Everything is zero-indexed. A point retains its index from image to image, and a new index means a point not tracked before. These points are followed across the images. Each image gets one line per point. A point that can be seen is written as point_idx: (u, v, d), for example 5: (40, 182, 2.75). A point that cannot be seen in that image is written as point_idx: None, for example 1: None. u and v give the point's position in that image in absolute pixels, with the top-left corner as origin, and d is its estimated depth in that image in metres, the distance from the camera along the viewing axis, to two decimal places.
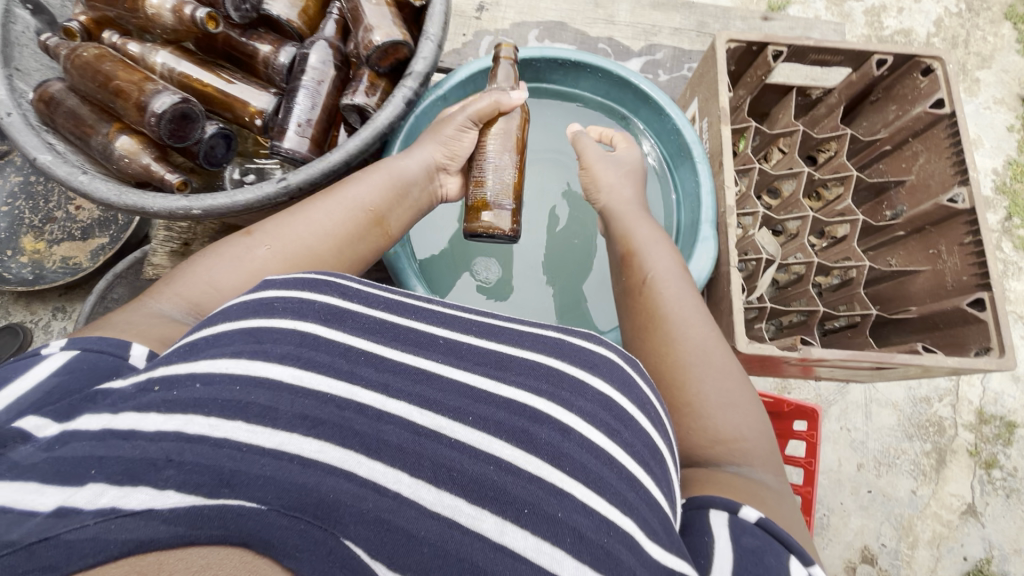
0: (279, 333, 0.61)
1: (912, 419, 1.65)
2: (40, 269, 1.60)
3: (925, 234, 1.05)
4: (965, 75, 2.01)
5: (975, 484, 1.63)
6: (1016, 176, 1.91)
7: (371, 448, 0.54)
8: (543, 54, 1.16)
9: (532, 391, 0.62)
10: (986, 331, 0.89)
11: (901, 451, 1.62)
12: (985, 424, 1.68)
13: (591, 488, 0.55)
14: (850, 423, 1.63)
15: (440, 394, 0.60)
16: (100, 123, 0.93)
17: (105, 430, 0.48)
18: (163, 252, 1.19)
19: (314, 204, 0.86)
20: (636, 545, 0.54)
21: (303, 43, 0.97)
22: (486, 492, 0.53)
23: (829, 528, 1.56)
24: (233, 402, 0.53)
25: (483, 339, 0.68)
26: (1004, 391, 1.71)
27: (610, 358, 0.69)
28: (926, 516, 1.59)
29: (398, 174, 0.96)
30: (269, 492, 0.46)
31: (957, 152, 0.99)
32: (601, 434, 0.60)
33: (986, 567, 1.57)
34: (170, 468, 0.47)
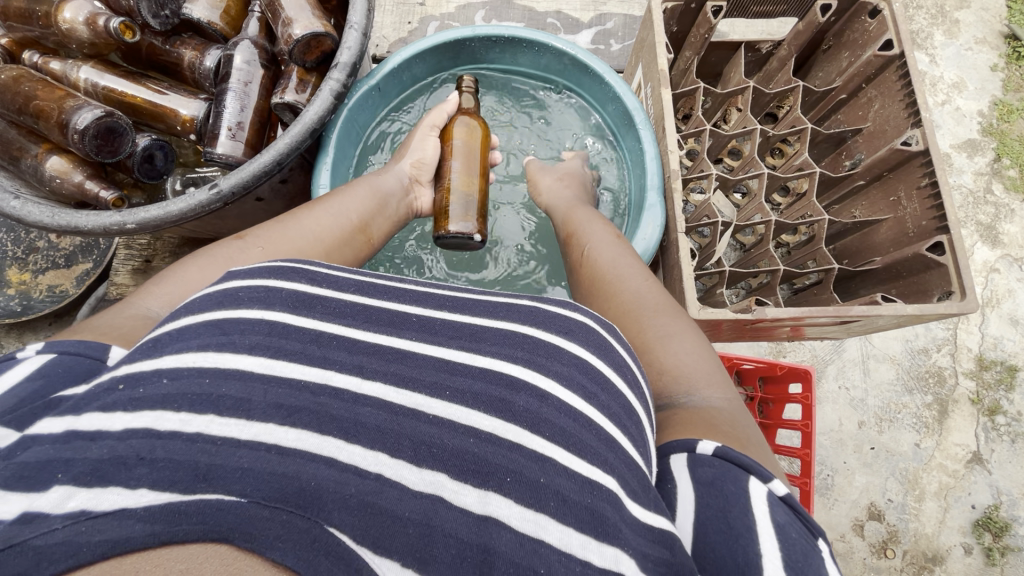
0: (246, 323, 0.53)
1: (911, 371, 1.63)
2: (28, 300, 1.60)
3: (885, 181, 1.02)
4: (944, 18, 1.95)
5: (979, 432, 1.61)
6: (1003, 116, 1.86)
7: (349, 432, 0.47)
8: (476, 33, 1.14)
9: (506, 359, 0.55)
10: (946, 276, 0.87)
11: (902, 406, 1.60)
12: (985, 370, 1.66)
13: (572, 452, 0.49)
14: (848, 381, 1.61)
15: (416, 371, 0.54)
16: (28, 145, 0.92)
17: (69, 432, 0.42)
18: (126, 270, 1.28)
19: (296, 213, 0.84)
20: (618, 502, 0.48)
21: (227, 45, 0.96)
22: (467, 465, 0.47)
23: (832, 489, 1.55)
24: (204, 396, 0.46)
25: (458, 315, 0.61)
26: (1003, 335, 1.68)
27: (587, 322, 0.61)
28: (932, 468, 1.57)
29: (378, 186, 0.96)
30: (248, 484, 0.40)
31: (909, 93, 0.97)
32: (579, 398, 0.53)
33: (996, 514, 1.56)
34: (141, 466, 0.40)
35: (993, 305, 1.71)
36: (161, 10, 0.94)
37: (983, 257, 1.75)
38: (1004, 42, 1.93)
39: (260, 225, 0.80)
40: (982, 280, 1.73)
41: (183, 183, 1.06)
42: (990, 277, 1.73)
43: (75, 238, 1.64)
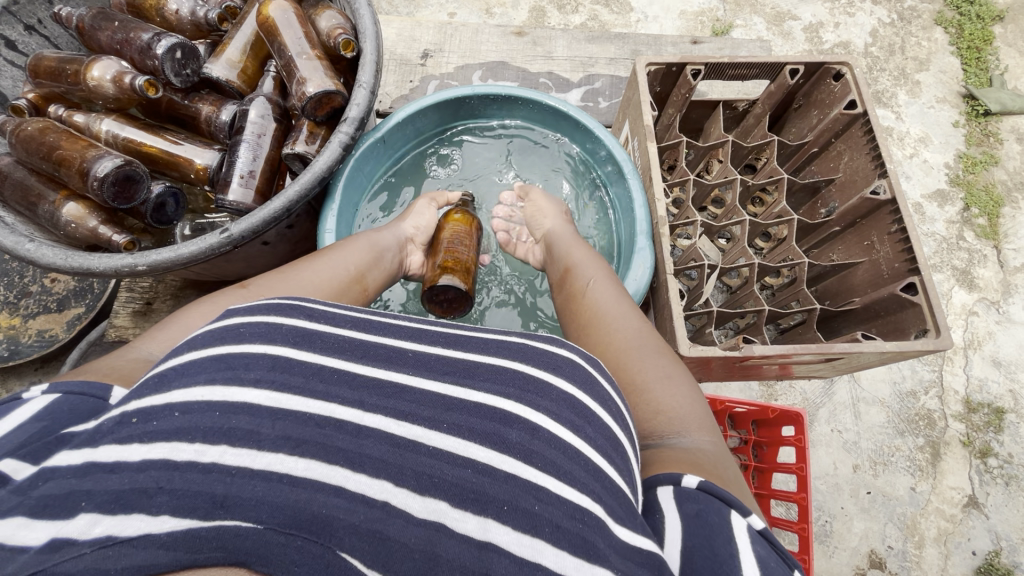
0: (250, 357, 0.54)
1: (901, 414, 1.64)
2: (16, 345, 1.58)
3: (859, 227, 1.08)
4: (906, 79, 2.10)
5: (973, 475, 1.61)
6: (968, 168, 1.98)
7: (355, 462, 0.48)
8: (475, 91, 1.21)
9: (499, 394, 0.57)
10: (921, 314, 0.91)
11: (895, 448, 1.61)
12: (974, 413, 1.68)
13: (563, 480, 0.51)
14: (840, 424, 1.62)
15: (415, 407, 0.55)
16: (46, 191, 0.95)
17: (88, 464, 0.44)
18: (125, 313, 1.29)
19: (297, 262, 0.88)
20: (605, 527, 0.50)
21: (243, 100, 1.01)
22: (467, 494, 0.49)
23: (832, 535, 1.52)
24: (217, 428, 0.47)
25: (453, 351, 0.63)
26: (987, 377, 1.72)
27: (573, 358, 0.63)
28: (929, 512, 1.56)
29: (376, 243, 1.00)
30: (264, 510, 0.43)
31: (874, 146, 1.04)
32: (568, 429, 0.56)
33: (997, 560, 1.54)
34: (162, 494, 0.43)
35: (975, 347, 1.75)
36: (183, 69, 0.99)
37: (962, 300, 1.81)
38: (963, 101, 2.08)
39: (260, 276, 0.83)
40: (962, 322, 1.78)
41: (191, 228, 1.09)
42: (971, 320, 1.78)
43: (70, 283, 1.65)
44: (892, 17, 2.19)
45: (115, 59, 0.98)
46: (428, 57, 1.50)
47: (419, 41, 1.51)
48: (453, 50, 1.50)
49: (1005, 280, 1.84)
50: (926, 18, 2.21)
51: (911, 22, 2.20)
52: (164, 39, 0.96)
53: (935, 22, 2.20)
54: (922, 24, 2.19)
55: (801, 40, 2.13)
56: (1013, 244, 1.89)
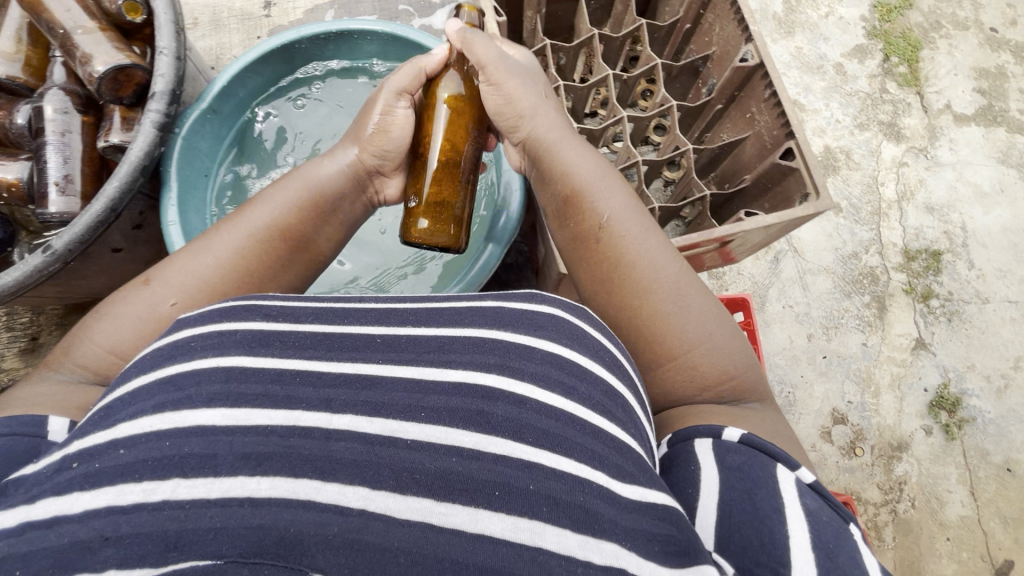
0: (202, 375, 0.67)
1: (846, 276, 1.81)
2: None
3: (738, 101, 1.22)
4: None
5: (918, 318, 1.82)
6: (883, 17, 2.02)
7: (325, 471, 0.60)
8: (300, 35, 1.43)
9: (482, 369, 0.73)
10: (802, 179, 1.05)
11: (844, 310, 1.79)
12: (913, 261, 1.86)
13: (558, 452, 0.66)
14: (792, 300, 1.77)
15: (386, 400, 0.69)
16: None
17: (24, 524, 0.53)
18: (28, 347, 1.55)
19: (220, 228, 0.95)
20: (608, 494, 0.65)
21: (34, 101, 1.25)
22: (454, 487, 0.61)
23: (796, 403, 1.70)
24: (165, 459, 0.58)
25: (459, 328, 0.79)
26: (923, 226, 1.89)
27: (556, 313, 0.81)
28: (881, 362, 1.77)
29: (312, 181, 1.03)
30: (222, 544, 0.52)
31: (736, 9, 1.17)
32: (558, 395, 0.72)
33: (947, 392, 1.78)
34: (107, 546, 0.52)
35: (911, 198, 1.90)
36: None
37: (891, 153, 1.93)
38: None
39: (164, 265, 0.90)
40: (894, 176, 1.91)
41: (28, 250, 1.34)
42: (904, 171, 1.92)
43: None
44: None
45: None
46: (272, 8, 1.82)
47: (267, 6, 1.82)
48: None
49: (930, 126, 1.96)
50: None
51: None
52: None
53: None
54: None
55: None
56: (934, 87, 2.00)
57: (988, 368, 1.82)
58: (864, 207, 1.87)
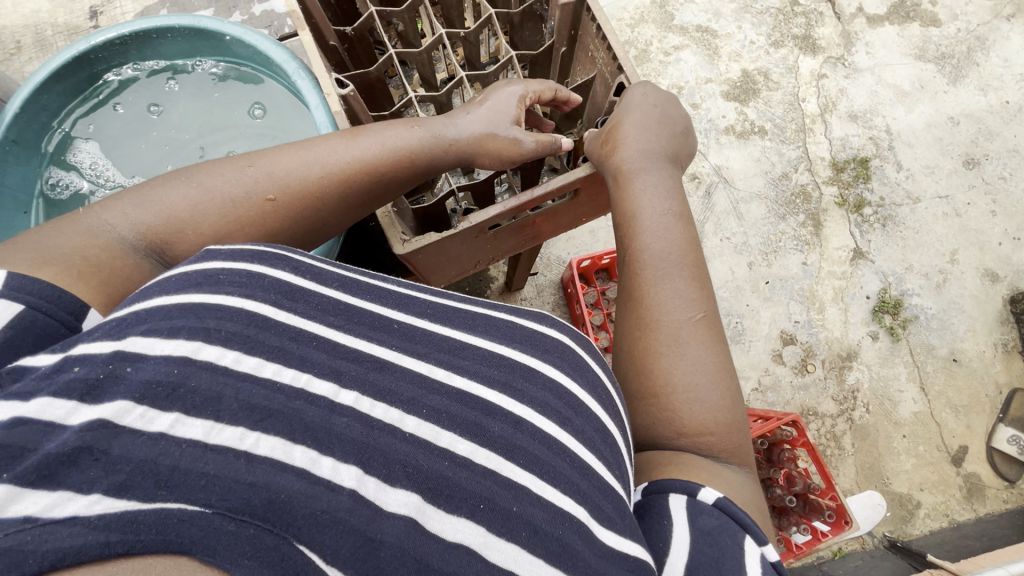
0: (303, 338, 0.75)
1: (777, 197, 2.63)
2: None
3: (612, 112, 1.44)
4: None
5: (855, 229, 2.63)
6: None
7: (322, 442, 0.65)
8: (89, 46, 1.68)
9: (483, 381, 0.83)
10: None
11: (781, 233, 2.58)
12: (841, 172, 2.70)
13: (544, 481, 0.75)
14: (727, 232, 2.55)
15: (393, 386, 0.76)
16: None
17: (16, 419, 0.56)
18: None
19: (336, 139, 1.14)
20: (587, 533, 0.74)
21: None
22: (442, 491, 0.68)
23: (744, 332, 2.45)
24: (170, 385, 0.62)
25: (479, 338, 0.90)
26: (849, 138, 2.75)
27: (567, 345, 0.97)
28: (824, 276, 2.55)
29: (438, 138, 1.23)
30: (211, 496, 0.54)
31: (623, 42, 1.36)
32: (553, 423, 0.82)
33: (888, 297, 2.54)
34: (97, 466, 0.55)
35: (836, 109, 2.79)
36: None
37: (808, 67, 2.82)
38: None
39: (266, 153, 1.08)
40: (815, 89, 2.80)
41: None
42: (825, 83, 2.81)
43: None
44: None
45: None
46: None
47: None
48: None
49: (843, 36, 2.89)
50: None
51: None
52: None
53: None
54: None
55: None
56: None
57: (925, 268, 2.61)
58: (791, 128, 2.73)
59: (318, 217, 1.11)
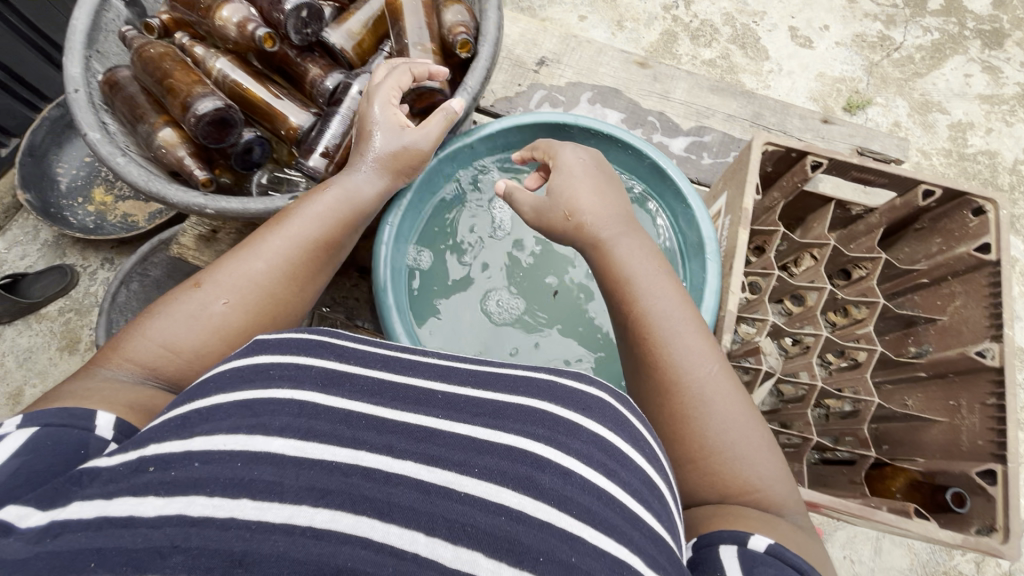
0: (277, 404, 0.60)
1: (927, 564, 1.51)
2: (102, 220, 1.76)
3: (947, 381, 1.08)
4: None
5: None
6: None
7: (382, 512, 0.52)
8: (578, 121, 1.17)
9: (531, 438, 0.60)
10: (993, 511, 0.91)
11: None
12: None
13: (600, 531, 0.54)
14: (856, 554, 1.51)
15: (441, 450, 0.59)
16: (151, 113, 1.06)
17: (101, 518, 0.48)
18: (192, 235, 1.33)
19: (257, 234, 0.86)
20: None
21: (349, 73, 1.10)
22: (502, 544, 0.52)
23: None
24: (234, 479, 0.52)
25: (482, 392, 0.66)
26: None
27: (602, 397, 0.66)
28: None
29: (352, 190, 0.96)
30: (283, 567, 0.47)
31: (996, 303, 1.02)
32: (601, 476, 0.58)
33: None
34: (175, 554, 0.46)
35: None
36: (305, 29, 1.07)
37: None
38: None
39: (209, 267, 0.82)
40: None
41: (269, 179, 1.16)
42: None
43: None
44: None
45: (245, 4, 1.05)
46: (543, 65, 1.54)
47: (649, 66, 1.56)
48: (570, 66, 1.55)
49: None
50: None
51: None
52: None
53: None
54: None
55: (941, 136, 2.00)
56: None
57: None
58: None
59: (306, 291, 0.88)
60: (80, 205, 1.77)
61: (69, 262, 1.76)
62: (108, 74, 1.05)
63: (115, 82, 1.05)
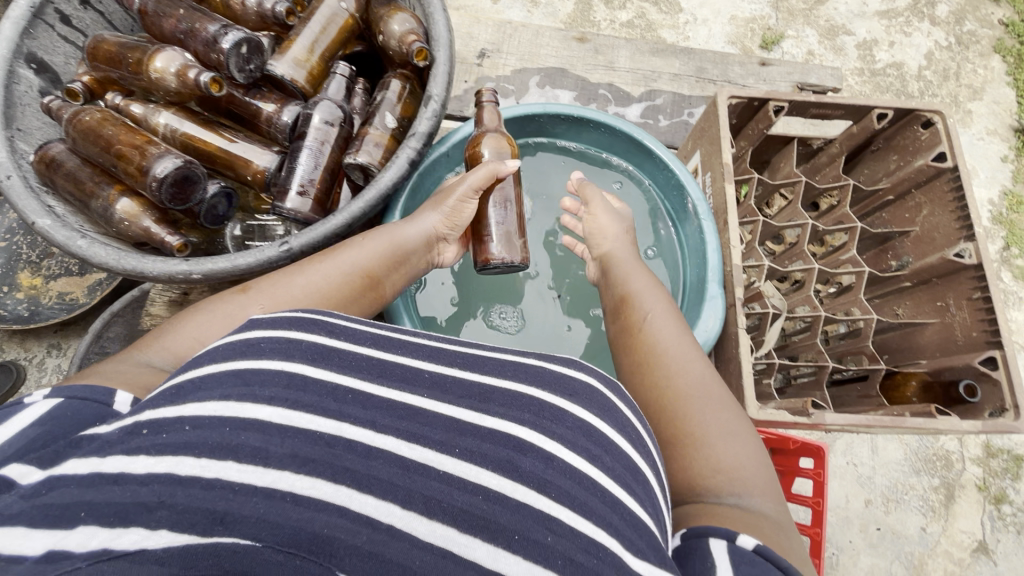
0: (266, 374, 0.60)
1: (918, 452, 1.64)
2: (37, 306, 1.61)
3: (932, 285, 1.16)
4: (958, 106, 2.08)
5: (986, 520, 1.60)
6: (1012, 207, 1.95)
7: (361, 483, 0.54)
8: (546, 110, 1.22)
9: (516, 421, 0.64)
10: (1000, 393, 0.99)
11: (909, 487, 1.60)
12: (992, 457, 1.66)
13: (576, 512, 0.57)
14: (856, 458, 1.61)
15: (424, 429, 0.61)
16: (100, 184, 0.95)
17: (94, 475, 0.48)
18: (162, 302, 1.26)
19: (299, 266, 0.88)
20: (624, 565, 0.55)
21: (307, 103, 1.03)
22: (477, 522, 0.54)
23: (836, 567, 1.53)
24: (223, 445, 0.52)
25: (468, 373, 0.69)
26: None
27: (591, 385, 0.71)
28: (937, 554, 1.56)
29: (398, 240, 0.98)
30: (262, 528, 0.47)
31: (962, 206, 1.10)
32: (583, 460, 0.62)
33: None
34: (162, 509, 0.46)
35: None
36: (247, 64, 0.99)
37: None
38: (1002, 227, 1.92)
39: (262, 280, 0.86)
40: None
41: (242, 230, 1.10)
42: None
43: None
44: (950, 40, 2.17)
45: (178, 51, 0.98)
46: (485, 57, 1.54)
47: (589, 40, 1.58)
48: (511, 53, 1.55)
49: None
50: (984, 45, 2.19)
51: (968, 47, 2.18)
52: (231, 33, 0.96)
53: (993, 49, 2.19)
54: (980, 50, 2.18)
55: (852, 57, 2.12)
56: None
57: None
58: None
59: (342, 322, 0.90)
60: (7, 294, 1.62)
61: (10, 357, 1.63)
62: (39, 152, 0.95)
63: (52, 160, 0.95)
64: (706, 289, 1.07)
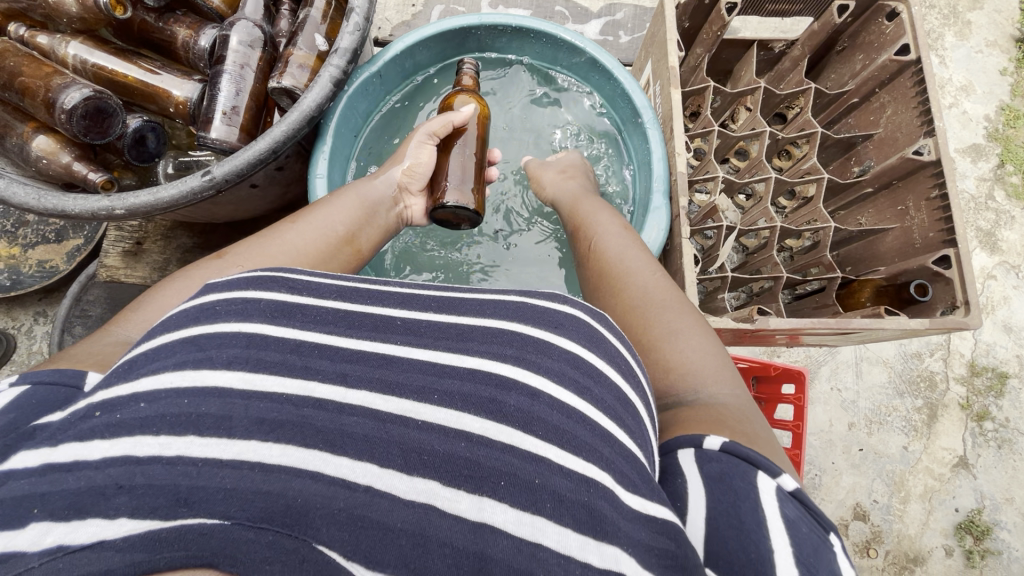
0: (222, 337, 0.55)
1: (902, 375, 1.65)
2: (17, 275, 1.61)
3: (893, 189, 1.14)
4: (956, 19, 1.97)
5: (967, 436, 1.63)
6: (1009, 122, 1.87)
7: (336, 444, 0.49)
8: (481, 21, 1.20)
9: (497, 357, 0.58)
10: (951, 289, 0.99)
11: (892, 408, 1.62)
12: (976, 376, 1.67)
13: (567, 449, 0.52)
14: (840, 383, 1.63)
15: (402, 376, 0.56)
16: (15, 123, 0.98)
17: (45, 465, 0.44)
18: (115, 252, 1.26)
19: (276, 228, 0.85)
20: (613, 495, 0.51)
21: (224, 24, 1.03)
22: (461, 472, 0.49)
23: (819, 488, 1.57)
24: (182, 417, 0.48)
25: (447, 316, 0.63)
26: (996, 342, 1.70)
27: (577, 316, 0.63)
28: (918, 471, 1.60)
29: (363, 195, 0.96)
30: (232, 505, 0.42)
31: (923, 101, 1.08)
32: (571, 393, 0.56)
33: (979, 517, 1.58)
34: (121, 494, 0.43)
35: (988, 312, 1.72)
36: None
37: (981, 263, 1.76)
38: (998, 144, 1.86)
39: (240, 245, 0.81)
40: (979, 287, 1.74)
41: (175, 167, 1.14)
42: None
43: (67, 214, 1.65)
44: None
45: None
46: None
47: None
48: None
49: None
50: None
51: None
52: None
53: None
54: None
55: None
56: None
57: None
58: None
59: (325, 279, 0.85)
60: None
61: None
62: None
63: None
64: (651, 200, 1.07)
